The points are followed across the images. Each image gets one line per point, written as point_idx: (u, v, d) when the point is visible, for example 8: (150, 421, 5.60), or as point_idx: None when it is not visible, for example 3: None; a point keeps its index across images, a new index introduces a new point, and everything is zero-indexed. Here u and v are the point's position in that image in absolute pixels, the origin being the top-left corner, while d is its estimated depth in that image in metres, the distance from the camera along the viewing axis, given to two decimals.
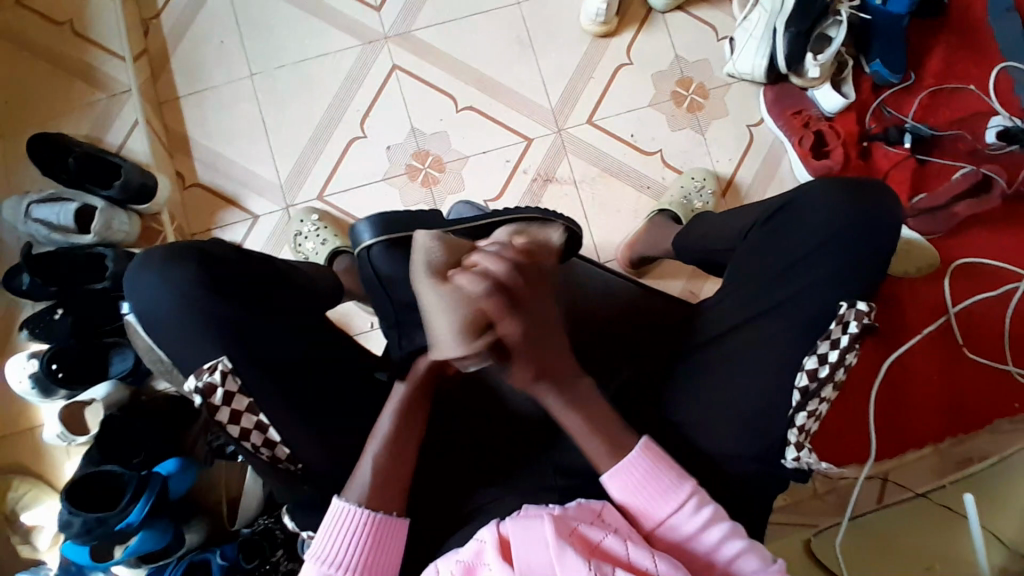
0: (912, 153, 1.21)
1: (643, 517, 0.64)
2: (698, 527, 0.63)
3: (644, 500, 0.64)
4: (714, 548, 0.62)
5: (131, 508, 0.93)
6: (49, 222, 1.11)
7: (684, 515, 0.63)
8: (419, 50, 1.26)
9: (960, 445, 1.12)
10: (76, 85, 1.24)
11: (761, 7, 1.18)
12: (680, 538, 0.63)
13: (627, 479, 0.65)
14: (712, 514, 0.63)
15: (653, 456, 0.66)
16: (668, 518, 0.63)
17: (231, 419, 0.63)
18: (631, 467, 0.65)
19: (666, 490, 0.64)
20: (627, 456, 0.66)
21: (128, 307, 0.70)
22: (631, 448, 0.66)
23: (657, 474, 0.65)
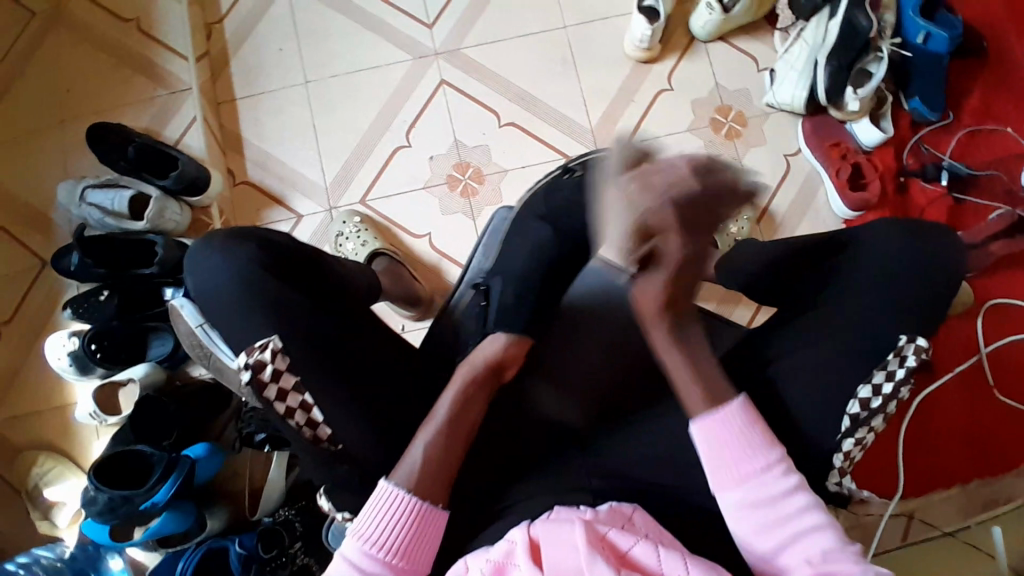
0: (948, 191, 1.21)
1: (718, 472, 0.66)
2: (778, 492, 0.64)
3: (726, 447, 0.66)
4: (792, 516, 0.63)
5: (158, 488, 0.95)
6: (103, 207, 1.15)
7: (770, 472, 0.65)
8: (465, 66, 1.31)
9: (988, 487, 1.10)
10: (138, 80, 1.30)
11: (804, 39, 1.22)
12: (758, 495, 0.64)
13: (721, 428, 0.66)
14: (787, 488, 0.64)
15: (753, 416, 0.67)
16: (749, 473, 0.65)
17: (278, 396, 0.65)
18: (727, 415, 0.67)
19: (756, 447, 0.65)
20: (723, 407, 0.68)
21: (188, 286, 0.74)
22: (731, 399, 0.68)
23: (748, 432, 0.66)
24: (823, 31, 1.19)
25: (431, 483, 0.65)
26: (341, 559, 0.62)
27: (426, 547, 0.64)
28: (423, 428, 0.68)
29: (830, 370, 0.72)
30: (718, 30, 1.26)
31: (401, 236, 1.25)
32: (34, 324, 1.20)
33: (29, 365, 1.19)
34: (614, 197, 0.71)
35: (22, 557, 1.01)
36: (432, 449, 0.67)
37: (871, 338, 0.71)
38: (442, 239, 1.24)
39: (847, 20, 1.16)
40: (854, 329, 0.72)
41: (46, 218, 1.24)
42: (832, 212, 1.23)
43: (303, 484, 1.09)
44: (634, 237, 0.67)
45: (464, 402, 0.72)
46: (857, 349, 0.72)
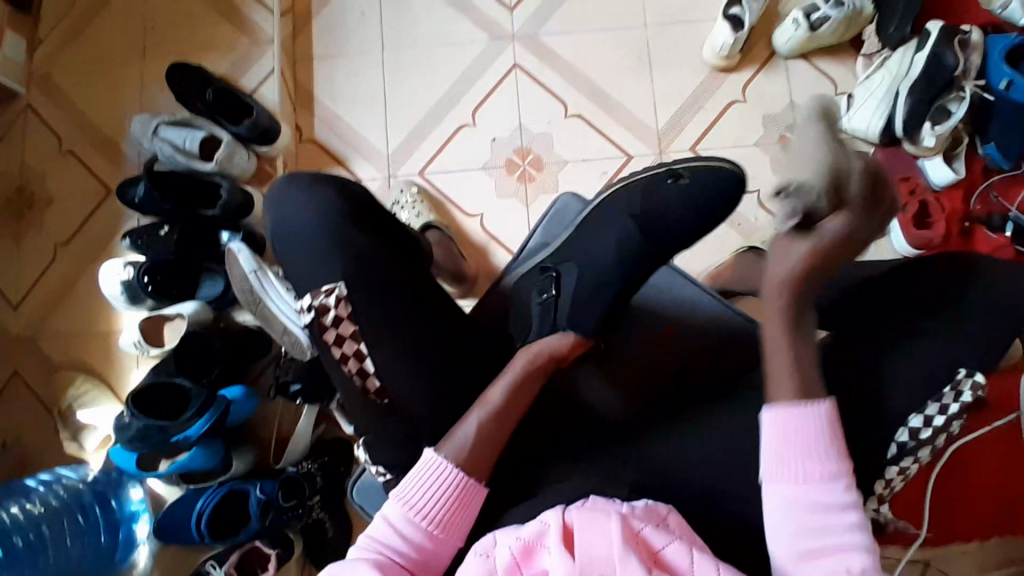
0: (1014, 242, 1.17)
1: (775, 466, 0.64)
2: (836, 502, 0.62)
3: (798, 449, 0.64)
4: (841, 530, 0.61)
5: (193, 422, 0.98)
6: (174, 143, 1.18)
7: (831, 482, 0.63)
8: (541, 52, 1.31)
9: (1003, 543, 1.08)
10: (222, 26, 1.33)
11: (887, 68, 1.19)
12: (808, 499, 0.63)
13: (796, 424, 0.65)
14: (845, 501, 0.62)
15: (831, 423, 0.65)
16: (810, 474, 0.63)
17: (335, 341, 0.69)
18: (809, 415, 0.65)
19: (825, 455, 0.63)
20: (810, 404, 0.65)
21: (267, 225, 0.76)
22: (816, 401, 0.65)
23: (823, 436, 0.64)
24: (909, 63, 1.16)
25: (481, 454, 0.68)
26: (381, 519, 0.66)
27: (461, 521, 0.66)
28: (476, 407, 0.69)
29: (884, 401, 0.71)
30: (801, 47, 1.24)
31: (453, 212, 1.26)
32: (91, 248, 1.24)
33: (80, 287, 1.22)
34: (782, 243, 0.74)
35: (45, 474, 1.05)
36: (483, 430, 0.68)
37: (929, 373, 0.70)
38: (494, 222, 1.25)
39: (934, 54, 1.13)
40: (916, 360, 0.71)
41: (115, 148, 1.28)
42: (892, 246, 1.21)
43: (338, 440, 1.13)
44: (808, 260, 0.72)
45: (519, 384, 0.71)
46: (916, 382, 0.70)
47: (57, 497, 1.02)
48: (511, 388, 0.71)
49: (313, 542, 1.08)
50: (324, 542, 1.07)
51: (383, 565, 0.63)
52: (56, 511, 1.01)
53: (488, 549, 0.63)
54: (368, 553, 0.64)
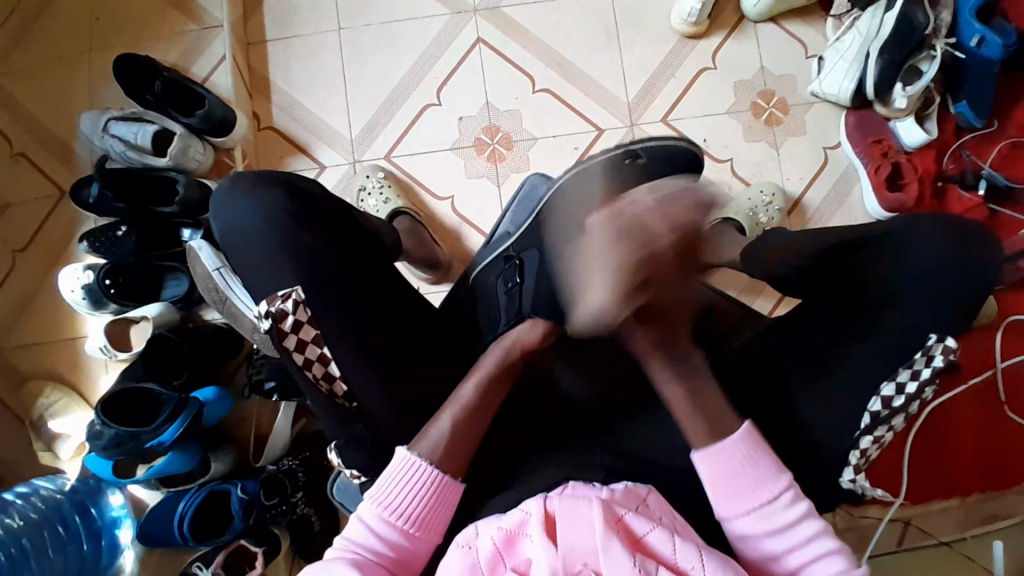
0: (985, 201, 1.18)
1: (721, 510, 0.65)
2: (788, 520, 0.64)
3: (736, 486, 0.65)
4: (800, 543, 0.63)
5: (166, 428, 0.95)
6: (126, 139, 1.13)
7: (779, 502, 0.64)
8: (505, 25, 1.26)
9: (988, 501, 1.09)
10: (167, 12, 1.26)
11: (856, 30, 1.17)
12: (769, 526, 0.64)
13: (722, 464, 0.66)
14: (795, 516, 0.64)
15: (755, 445, 0.66)
16: (758, 507, 0.64)
17: (296, 347, 0.65)
18: (729, 451, 0.66)
19: (761, 479, 0.65)
20: (727, 438, 0.67)
21: (213, 228, 0.73)
22: (732, 432, 0.67)
23: (750, 465, 0.66)
24: (878, 23, 1.13)
25: (450, 459, 0.67)
26: (357, 521, 0.64)
27: (441, 515, 0.66)
28: (446, 406, 0.69)
29: (859, 369, 0.70)
30: (770, 11, 1.21)
31: (424, 197, 1.22)
32: (49, 252, 1.19)
33: (42, 295, 1.18)
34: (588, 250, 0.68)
35: (21, 487, 1.02)
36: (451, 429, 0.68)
37: (906, 341, 0.70)
38: (465, 205, 1.22)
39: (904, 14, 1.10)
40: (892, 329, 0.70)
41: (66, 147, 1.22)
42: (865, 210, 1.20)
43: (317, 434, 1.12)
44: (620, 291, 0.67)
45: (489, 387, 0.72)
46: (892, 352, 0.70)
47: (36, 509, 1.00)
48: (479, 390, 0.71)
49: (300, 538, 1.06)
50: (311, 535, 1.06)
51: (362, 564, 0.61)
52: (37, 523, 0.99)
53: (469, 540, 0.62)
54: (346, 554, 0.63)
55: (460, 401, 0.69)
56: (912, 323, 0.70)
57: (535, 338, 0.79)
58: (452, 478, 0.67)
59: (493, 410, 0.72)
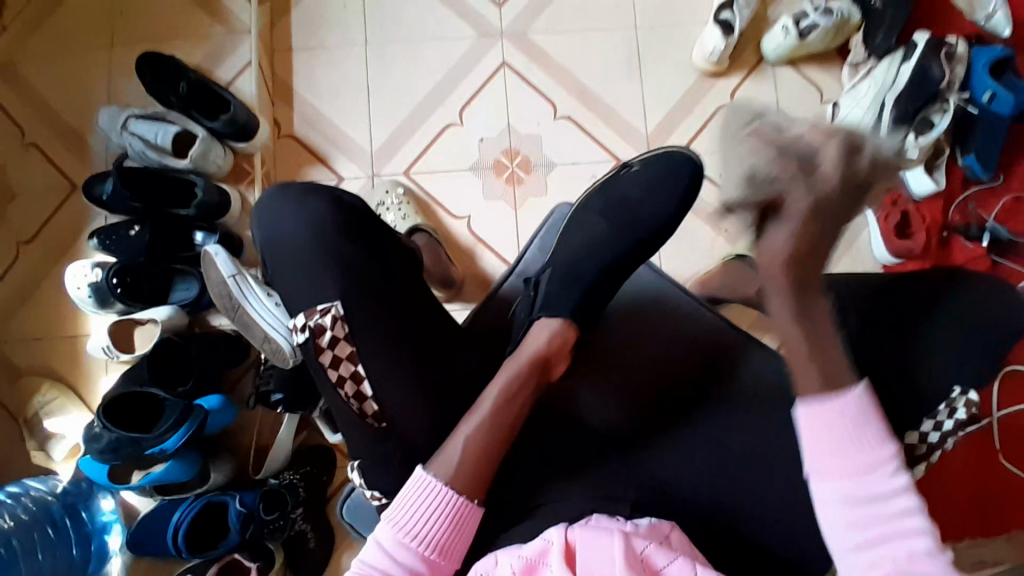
0: (988, 252, 1.21)
1: (816, 457, 0.62)
2: (887, 489, 0.60)
3: (834, 437, 0.61)
4: (891, 517, 0.59)
5: (169, 435, 0.94)
6: (145, 139, 1.12)
7: (881, 472, 0.60)
8: (530, 52, 1.28)
9: (979, 548, 1.11)
10: (195, 14, 1.26)
11: (873, 77, 1.20)
12: (863, 492, 0.60)
13: (826, 414, 0.61)
14: (894, 486, 0.60)
15: (868, 407, 0.61)
16: (858, 469, 0.60)
17: (332, 363, 0.68)
18: (841, 403, 0.61)
19: (869, 444, 0.60)
20: (840, 391, 0.62)
21: (254, 237, 0.75)
22: (845, 389, 0.62)
23: (858, 425, 0.61)
24: (895, 73, 1.17)
25: (467, 479, 0.65)
26: (374, 544, 0.63)
27: (461, 541, 0.65)
28: (465, 420, 0.68)
29: (880, 415, 0.72)
30: (789, 54, 1.24)
31: (440, 215, 1.23)
32: (56, 247, 1.17)
33: (46, 290, 1.16)
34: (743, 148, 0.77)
35: (13, 487, 1.00)
36: (473, 441, 0.67)
37: (925, 390, 0.72)
38: (480, 224, 1.23)
39: (920, 68, 1.16)
40: (912, 379, 0.72)
41: (81, 141, 1.20)
42: (872, 255, 1.23)
43: (320, 447, 1.10)
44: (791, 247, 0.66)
45: (508, 397, 0.70)
46: (909, 400, 0.72)
47: (27, 510, 0.97)
48: (499, 399, 0.70)
49: (292, 554, 1.05)
50: (305, 553, 1.05)
51: None
52: (27, 524, 0.95)
53: (488, 569, 0.61)
54: None
55: (477, 412, 0.69)
56: (931, 373, 0.72)
57: (553, 349, 0.77)
58: (476, 502, 0.66)
59: (512, 421, 0.70)
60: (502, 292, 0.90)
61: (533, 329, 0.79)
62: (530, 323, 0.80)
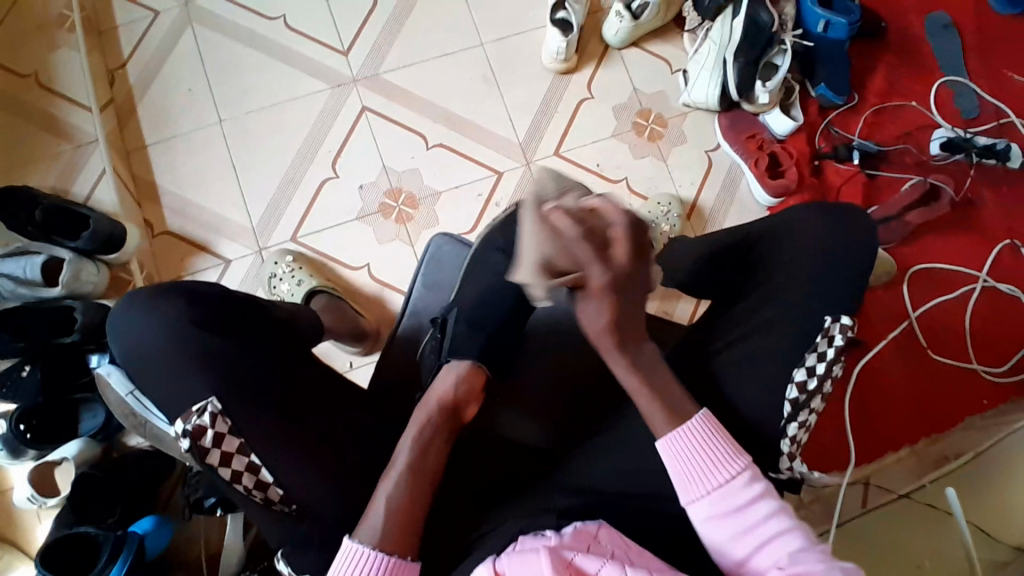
0: (862, 168, 1.28)
1: (682, 489, 0.67)
2: (745, 501, 0.65)
3: (692, 467, 0.67)
4: (760, 523, 0.64)
5: (108, 570, 0.90)
6: (13, 276, 1.06)
7: (736, 481, 0.65)
8: (386, 91, 1.29)
9: (936, 444, 1.17)
10: (37, 137, 1.23)
11: (710, 39, 1.25)
12: (725, 505, 0.65)
13: (680, 446, 0.68)
14: (752, 496, 0.65)
15: (712, 426, 0.69)
16: (715, 485, 0.66)
17: (221, 461, 0.66)
18: (688, 433, 0.68)
19: (720, 462, 0.67)
20: (687, 421, 0.69)
21: (114, 353, 0.73)
22: (691, 416, 0.70)
23: (709, 446, 0.68)
24: (728, 29, 1.22)
25: (395, 533, 0.65)
26: None
27: None
28: (384, 478, 0.69)
29: (766, 363, 0.76)
30: (630, 36, 1.29)
31: (337, 270, 1.22)
32: None
33: None
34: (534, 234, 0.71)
35: None
36: (395, 496, 0.67)
37: (805, 326, 0.77)
38: (382, 269, 1.23)
39: (750, 16, 1.21)
40: (786, 319, 0.77)
41: None
42: (755, 200, 1.28)
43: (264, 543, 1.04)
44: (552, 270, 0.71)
45: (422, 446, 0.72)
46: (794, 337, 0.76)
47: None
48: (413, 447, 0.72)
49: None
50: None
51: None
52: None
53: None
54: None
55: (417, 456, 0.71)
56: (805, 309, 0.77)
57: (463, 391, 0.79)
58: (408, 559, 0.64)
59: (430, 471, 0.71)
60: (401, 333, 0.93)
61: (439, 374, 0.81)
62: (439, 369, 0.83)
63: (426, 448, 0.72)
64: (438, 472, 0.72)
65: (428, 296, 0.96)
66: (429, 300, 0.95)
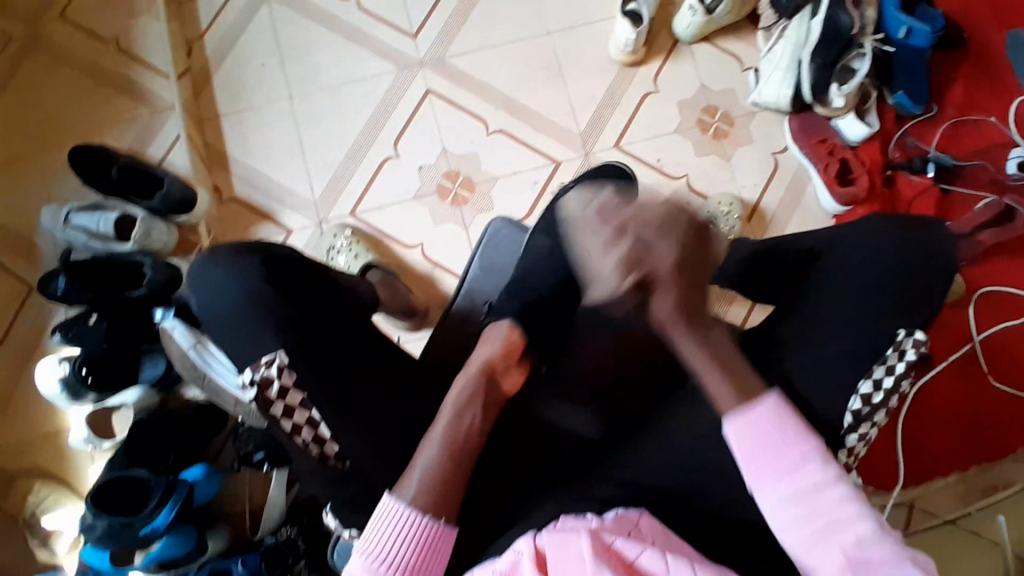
0: (935, 182, 1.22)
1: (751, 471, 0.64)
2: (817, 484, 0.61)
3: (763, 446, 0.64)
4: (831, 510, 0.60)
5: (158, 512, 0.95)
6: (88, 229, 1.13)
7: (807, 464, 0.62)
8: (451, 75, 1.31)
9: (987, 473, 1.11)
10: (120, 100, 1.29)
11: (786, 38, 1.22)
12: (797, 490, 0.62)
13: (750, 427, 0.65)
14: (824, 479, 0.61)
15: (783, 411, 0.65)
16: (787, 467, 0.63)
17: (284, 413, 0.69)
18: (760, 415, 0.65)
19: (790, 444, 0.63)
20: (754, 403, 0.66)
21: (192, 301, 0.77)
22: (760, 397, 0.66)
23: (782, 429, 0.64)
24: (806, 29, 1.19)
25: (435, 497, 0.66)
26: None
27: (433, 565, 0.65)
28: (423, 445, 0.69)
29: (826, 366, 0.73)
30: (701, 31, 1.26)
31: (392, 246, 1.24)
32: (23, 350, 1.18)
33: (19, 393, 1.17)
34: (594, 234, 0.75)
35: None
36: (433, 462, 0.68)
37: (872, 335, 0.73)
38: (434, 249, 1.24)
39: (830, 17, 1.16)
40: (850, 325, 0.74)
41: (30, 244, 1.22)
42: (822, 208, 1.24)
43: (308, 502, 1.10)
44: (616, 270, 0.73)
45: (458, 413, 0.72)
46: (859, 346, 0.73)
47: None
48: (450, 417, 0.72)
49: None
50: None
51: None
52: None
53: None
54: None
55: (458, 428, 0.71)
56: (873, 319, 0.74)
57: (504, 355, 0.78)
58: (445, 523, 0.66)
59: (464, 436, 0.71)
60: (455, 310, 0.94)
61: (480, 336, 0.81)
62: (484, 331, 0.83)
63: (464, 423, 0.71)
64: (473, 438, 0.72)
65: (481, 275, 0.96)
66: (481, 280, 0.96)
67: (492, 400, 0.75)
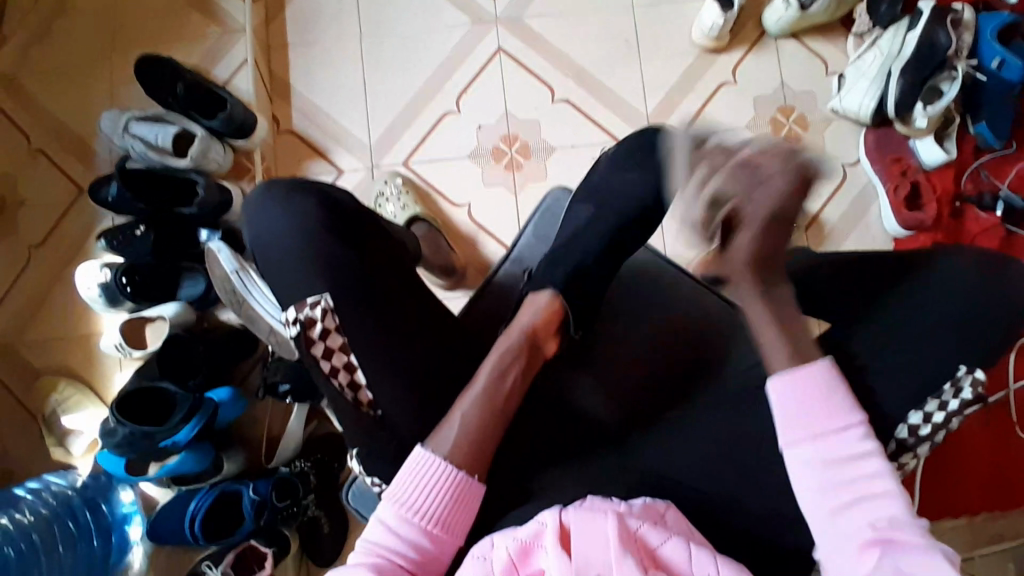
0: (1003, 222, 1.16)
1: (790, 433, 0.65)
2: (855, 453, 0.62)
3: (807, 406, 0.64)
4: (862, 480, 0.61)
5: (181, 427, 0.96)
6: (147, 141, 1.14)
7: (849, 434, 0.63)
8: (524, 36, 1.27)
9: (996, 520, 1.09)
10: (190, 15, 1.27)
11: (879, 47, 1.17)
12: (832, 456, 0.63)
13: (795, 386, 0.65)
14: (864, 451, 0.62)
15: (837, 375, 0.65)
16: (828, 431, 0.63)
17: (324, 354, 0.69)
18: (807, 373, 0.65)
19: (839, 409, 0.64)
20: (810, 362, 0.66)
21: (246, 234, 0.77)
22: (816, 360, 0.66)
23: (833, 391, 0.64)
24: (900, 41, 1.14)
25: (466, 455, 0.66)
26: (378, 522, 0.64)
27: (459, 514, 0.65)
28: (460, 398, 0.69)
29: (881, 396, 0.70)
30: (791, 27, 1.21)
31: (439, 203, 1.23)
32: (66, 250, 1.20)
33: (57, 291, 1.19)
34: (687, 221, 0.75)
35: (32, 482, 1.04)
36: (469, 417, 0.67)
37: (935, 368, 0.70)
38: (482, 212, 1.22)
39: (926, 35, 1.10)
40: (915, 354, 0.70)
41: (85, 146, 1.23)
42: (883, 227, 1.20)
43: (329, 437, 1.11)
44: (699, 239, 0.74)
45: (501, 369, 0.71)
46: (917, 376, 0.70)
47: (47, 505, 1.01)
48: (488, 380, 0.70)
49: (308, 540, 1.07)
50: (320, 538, 1.06)
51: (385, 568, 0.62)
52: (46, 519, 0.99)
53: (486, 551, 0.61)
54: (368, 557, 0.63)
55: (495, 391, 0.70)
56: (940, 350, 0.70)
57: (546, 322, 0.77)
58: (474, 478, 0.66)
59: (504, 395, 0.71)
60: (498, 280, 0.92)
61: (521, 306, 0.79)
62: (523, 300, 0.81)
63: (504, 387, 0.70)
64: (511, 398, 0.71)
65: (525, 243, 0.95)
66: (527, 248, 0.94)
67: (535, 365, 0.75)
